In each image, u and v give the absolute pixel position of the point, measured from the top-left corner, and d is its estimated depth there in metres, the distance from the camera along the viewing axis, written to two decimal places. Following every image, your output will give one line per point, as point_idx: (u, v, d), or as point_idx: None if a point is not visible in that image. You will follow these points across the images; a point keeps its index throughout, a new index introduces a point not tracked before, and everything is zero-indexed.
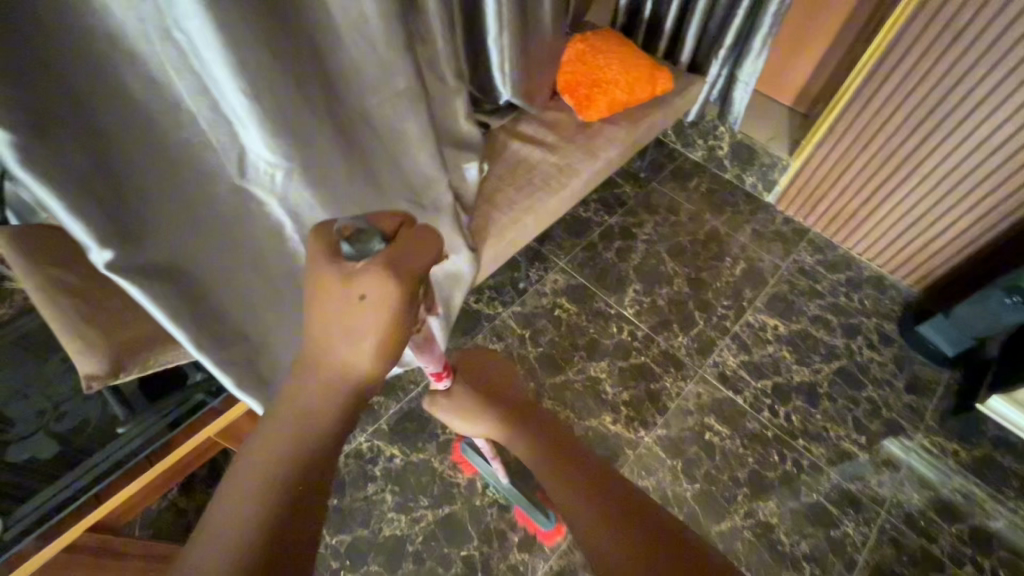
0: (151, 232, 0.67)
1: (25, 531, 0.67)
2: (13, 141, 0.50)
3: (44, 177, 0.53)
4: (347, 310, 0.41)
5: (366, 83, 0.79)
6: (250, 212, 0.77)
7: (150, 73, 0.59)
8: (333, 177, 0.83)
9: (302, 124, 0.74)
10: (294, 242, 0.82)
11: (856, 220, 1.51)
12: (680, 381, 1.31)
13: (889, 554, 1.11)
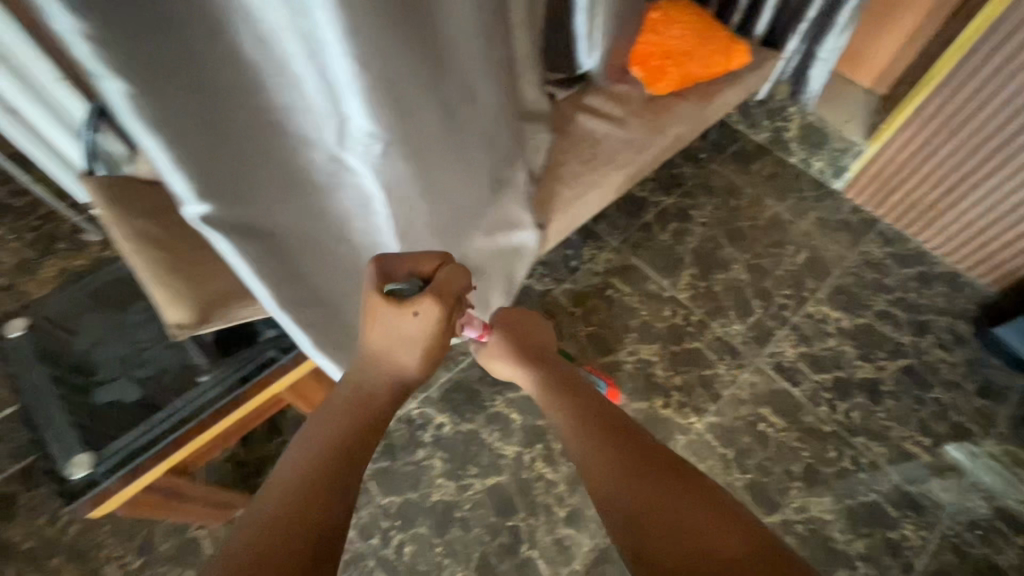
0: (246, 190, 0.66)
1: (115, 468, 0.71)
2: (128, 91, 0.50)
3: (153, 128, 0.53)
4: (400, 328, 0.62)
5: (471, 51, 0.72)
6: (346, 186, 0.72)
7: (262, 32, 0.55)
8: (433, 154, 0.76)
9: (410, 99, 0.67)
10: (383, 225, 0.76)
11: (936, 212, 1.41)
12: (735, 369, 1.27)
13: (949, 560, 1.08)
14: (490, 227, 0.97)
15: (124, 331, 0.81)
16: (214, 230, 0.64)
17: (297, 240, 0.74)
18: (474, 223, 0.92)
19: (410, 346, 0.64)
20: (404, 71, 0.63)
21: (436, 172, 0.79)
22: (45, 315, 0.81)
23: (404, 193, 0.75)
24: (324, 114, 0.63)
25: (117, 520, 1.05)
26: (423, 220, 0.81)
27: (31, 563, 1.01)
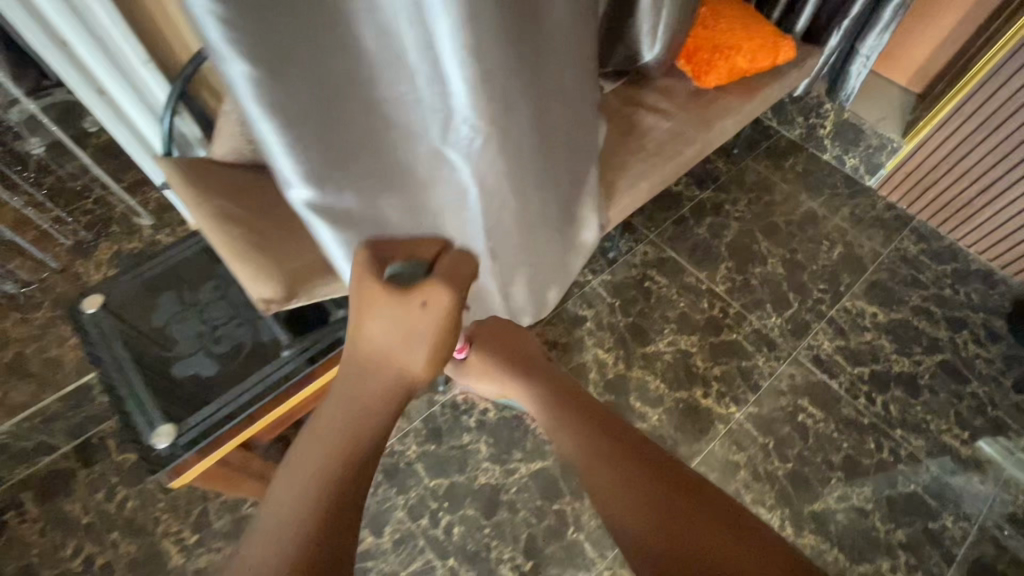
0: (351, 184, 0.63)
1: (191, 441, 0.72)
2: (253, 77, 0.48)
3: (273, 115, 0.52)
4: (406, 323, 0.50)
5: (562, 44, 0.71)
6: (444, 181, 0.71)
7: (384, 24, 0.53)
8: (527, 154, 0.75)
9: (509, 90, 0.65)
10: (473, 216, 0.76)
11: (970, 210, 1.42)
12: (773, 361, 1.29)
13: (988, 550, 1.09)
14: (564, 222, 0.94)
15: (198, 309, 0.84)
16: (316, 218, 0.63)
17: None
18: (553, 226, 0.91)
19: (420, 345, 0.50)
20: (507, 67, 0.63)
21: (525, 169, 0.77)
22: (119, 295, 0.84)
23: (494, 187, 0.74)
24: (434, 106, 0.62)
25: (173, 498, 1.07)
26: (508, 215, 0.80)
27: (90, 537, 1.04)
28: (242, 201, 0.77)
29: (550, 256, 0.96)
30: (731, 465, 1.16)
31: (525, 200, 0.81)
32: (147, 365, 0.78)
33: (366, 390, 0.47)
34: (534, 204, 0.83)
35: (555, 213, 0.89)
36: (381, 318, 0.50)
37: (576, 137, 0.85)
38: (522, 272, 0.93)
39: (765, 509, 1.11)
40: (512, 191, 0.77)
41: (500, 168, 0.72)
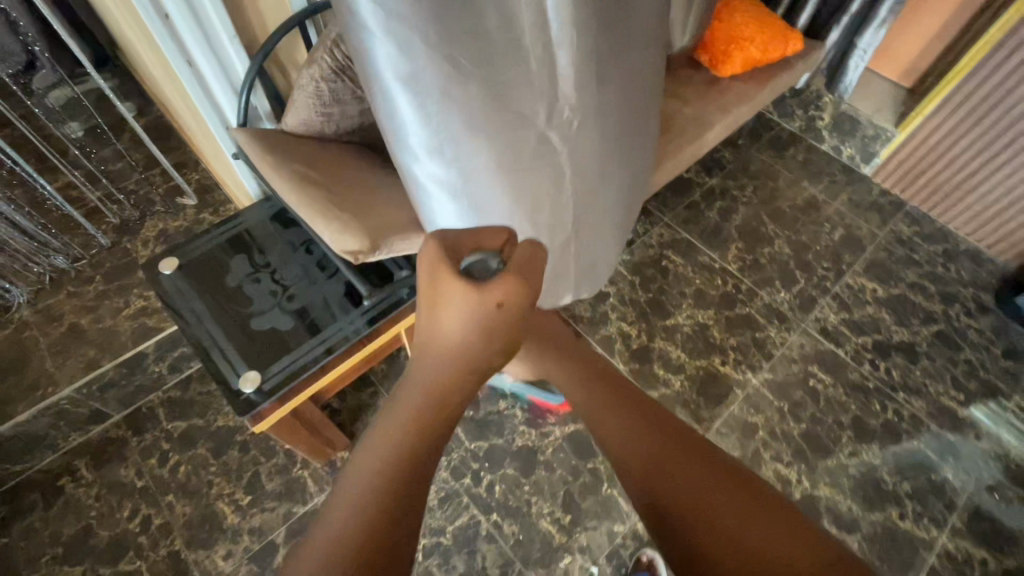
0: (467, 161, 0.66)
1: (272, 389, 0.78)
2: (398, 50, 0.57)
3: (409, 85, 0.59)
4: (481, 318, 0.42)
5: (642, 35, 0.79)
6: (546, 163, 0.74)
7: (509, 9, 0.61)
8: (609, 132, 0.81)
9: (600, 71, 0.73)
10: (566, 197, 0.80)
11: (958, 194, 1.53)
12: (784, 332, 1.38)
13: (985, 498, 1.18)
14: (629, 209, 1.00)
15: (269, 271, 0.90)
16: (433, 182, 0.67)
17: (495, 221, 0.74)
18: (621, 208, 0.95)
19: (495, 342, 0.44)
20: (601, 49, 0.71)
21: (608, 151, 0.83)
22: (192, 256, 0.90)
23: (582, 165, 0.79)
24: (542, 86, 0.68)
25: (224, 462, 1.12)
26: (590, 195, 0.85)
27: (145, 499, 1.07)
28: (317, 167, 0.83)
29: (614, 239, 0.99)
30: (750, 426, 1.24)
31: (604, 179, 0.86)
32: (224, 318, 0.84)
33: (430, 382, 0.41)
34: (610, 184, 0.88)
35: (624, 196, 0.94)
36: (453, 309, 0.43)
37: (645, 125, 0.91)
38: (592, 252, 0.95)
39: (782, 465, 1.19)
40: (596, 170, 0.82)
41: (589, 143, 0.78)
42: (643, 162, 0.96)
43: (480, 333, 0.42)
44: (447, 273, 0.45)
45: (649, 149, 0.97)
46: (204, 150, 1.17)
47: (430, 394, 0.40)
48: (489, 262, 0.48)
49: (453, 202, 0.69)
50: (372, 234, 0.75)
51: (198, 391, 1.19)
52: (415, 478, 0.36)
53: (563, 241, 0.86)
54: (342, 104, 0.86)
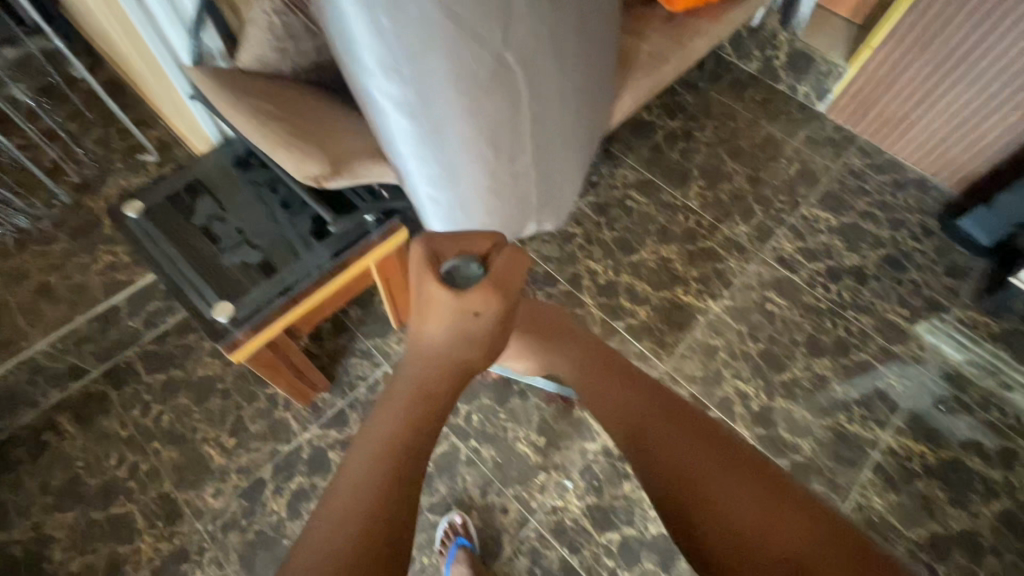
0: (422, 83, 0.69)
1: (244, 319, 0.82)
2: None
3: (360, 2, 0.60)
4: (458, 330, 0.46)
5: None
6: (502, 88, 0.76)
7: None
8: (568, 58, 0.82)
9: None
10: (523, 123, 0.82)
11: (906, 125, 1.59)
12: (743, 262, 1.44)
13: (925, 401, 1.28)
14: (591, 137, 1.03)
15: (235, 210, 0.92)
16: (391, 104, 0.70)
17: (453, 145, 0.78)
18: (581, 138, 0.98)
19: (473, 345, 0.47)
20: None
21: (566, 76, 0.84)
22: (156, 198, 0.91)
23: (539, 91, 0.81)
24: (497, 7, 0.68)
25: (207, 409, 1.14)
26: (550, 122, 0.87)
27: (131, 447, 1.10)
28: (275, 100, 0.84)
29: (575, 169, 1.03)
30: (711, 348, 1.31)
31: (565, 106, 0.88)
32: (192, 256, 0.86)
33: (423, 383, 0.44)
34: (569, 113, 0.90)
35: (584, 127, 0.96)
36: (434, 324, 0.47)
37: (606, 51, 0.92)
38: (555, 180, 0.99)
39: (741, 381, 1.27)
40: (554, 96, 0.84)
41: (546, 68, 0.79)
42: (601, 94, 0.98)
43: (460, 336, 0.47)
44: (431, 279, 0.47)
45: (610, 74, 0.98)
46: (159, 101, 1.16)
47: (424, 397, 0.43)
48: (470, 268, 0.49)
49: (410, 122, 0.72)
50: (331, 160, 0.78)
51: (176, 344, 1.21)
52: (416, 471, 0.39)
53: (523, 166, 0.89)
54: (296, 38, 0.86)
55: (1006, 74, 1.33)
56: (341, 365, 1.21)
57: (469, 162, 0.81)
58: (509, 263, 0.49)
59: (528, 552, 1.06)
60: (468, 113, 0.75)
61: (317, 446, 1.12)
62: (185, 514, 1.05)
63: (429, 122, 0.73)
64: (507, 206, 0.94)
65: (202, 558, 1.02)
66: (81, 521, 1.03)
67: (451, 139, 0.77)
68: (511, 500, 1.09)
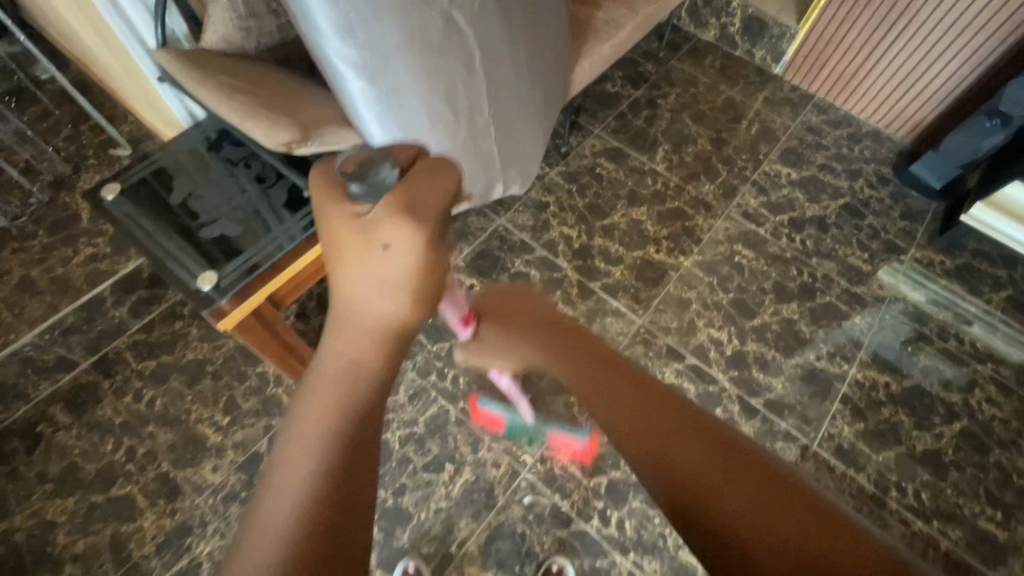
0: (381, 46, 0.73)
1: (227, 287, 0.86)
2: None
3: None
4: (370, 273, 0.37)
5: None
6: (452, 48, 0.83)
7: None
8: (509, 19, 0.92)
9: None
10: (475, 82, 0.90)
11: (856, 80, 1.66)
12: (711, 218, 1.50)
13: (887, 336, 1.35)
14: (544, 100, 1.11)
15: (212, 189, 0.96)
16: (353, 73, 0.73)
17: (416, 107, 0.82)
18: (531, 100, 1.06)
19: (398, 290, 0.37)
20: None
21: (509, 36, 0.93)
22: (134, 181, 0.94)
23: (487, 50, 0.89)
24: None
25: (199, 391, 1.17)
26: (500, 80, 0.95)
27: (126, 432, 1.12)
28: (244, 78, 0.87)
29: (531, 131, 1.11)
30: (685, 301, 1.37)
31: (509, 68, 0.96)
32: (175, 233, 0.90)
33: (347, 359, 0.35)
34: (518, 73, 0.99)
35: (533, 84, 1.04)
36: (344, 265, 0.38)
37: (544, 15, 1.02)
38: (513, 141, 1.07)
39: (715, 329, 1.33)
40: (500, 55, 0.93)
41: (489, 27, 0.88)
42: (545, 52, 1.05)
43: (374, 281, 0.37)
44: (335, 205, 0.41)
45: (554, 40, 1.08)
46: (128, 93, 1.17)
47: (353, 371, 0.35)
48: (383, 174, 0.42)
49: (374, 89, 0.76)
50: (301, 127, 0.81)
51: (164, 333, 1.21)
52: (360, 466, 0.32)
53: (480, 126, 0.96)
54: (259, 16, 0.90)
55: (946, 22, 1.39)
56: None
57: (433, 125, 0.87)
58: (423, 179, 0.41)
59: (520, 501, 1.09)
60: (427, 73, 0.81)
61: None
62: (185, 491, 1.07)
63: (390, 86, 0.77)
64: (473, 169, 1.01)
65: (205, 530, 1.05)
66: (82, 505, 1.05)
67: (414, 102, 0.82)
68: (501, 454, 1.13)
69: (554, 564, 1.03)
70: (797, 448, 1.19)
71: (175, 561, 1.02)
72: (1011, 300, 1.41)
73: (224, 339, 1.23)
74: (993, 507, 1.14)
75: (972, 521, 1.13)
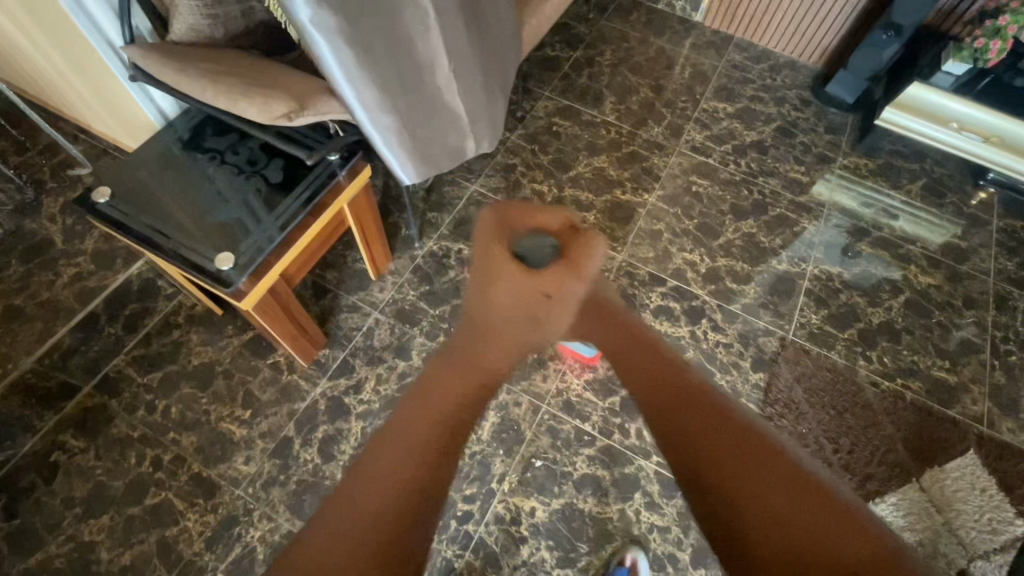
0: (354, 22, 0.77)
1: (243, 266, 0.89)
2: None
3: None
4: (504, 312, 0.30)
5: None
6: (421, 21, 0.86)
7: None
8: None
9: None
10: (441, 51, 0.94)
11: (767, 17, 1.83)
12: (665, 156, 1.63)
13: (833, 234, 1.52)
14: (502, 61, 1.15)
15: (202, 181, 0.99)
16: (322, 34, 0.74)
17: (387, 78, 0.86)
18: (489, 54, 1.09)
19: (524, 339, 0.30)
20: None
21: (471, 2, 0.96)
22: (126, 186, 0.97)
23: (453, 20, 0.92)
24: None
25: (214, 391, 1.17)
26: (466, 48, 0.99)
27: (147, 444, 1.11)
28: (221, 63, 0.90)
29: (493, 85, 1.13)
30: (656, 232, 1.48)
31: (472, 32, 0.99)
32: (181, 227, 0.93)
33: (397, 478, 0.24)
34: (478, 39, 1.03)
35: (490, 48, 1.09)
36: (495, 296, 0.29)
37: None
38: (479, 96, 1.09)
39: (687, 252, 1.45)
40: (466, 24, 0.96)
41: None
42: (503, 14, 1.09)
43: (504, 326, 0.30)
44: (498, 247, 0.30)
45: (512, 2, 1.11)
46: (79, 108, 1.15)
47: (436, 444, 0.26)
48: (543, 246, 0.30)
49: (349, 56, 0.79)
50: (295, 98, 0.85)
51: (162, 343, 1.20)
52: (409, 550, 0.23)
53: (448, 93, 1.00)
54: (225, 3, 0.92)
55: None
56: (333, 321, 1.27)
57: (403, 86, 0.90)
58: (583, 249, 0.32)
59: (546, 431, 1.18)
60: (396, 45, 0.85)
61: (332, 396, 1.19)
62: (222, 485, 1.09)
63: (364, 58, 0.81)
64: (443, 130, 1.05)
65: (251, 517, 1.06)
66: (119, 519, 1.04)
67: (385, 73, 0.86)
68: (521, 393, 1.20)
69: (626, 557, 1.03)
70: (777, 339, 1.33)
71: (227, 551, 1.04)
72: (926, 188, 1.62)
73: (227, 339, 1.23)
74: (942, 358, 1.33)
75: (928, 372, 1.31)
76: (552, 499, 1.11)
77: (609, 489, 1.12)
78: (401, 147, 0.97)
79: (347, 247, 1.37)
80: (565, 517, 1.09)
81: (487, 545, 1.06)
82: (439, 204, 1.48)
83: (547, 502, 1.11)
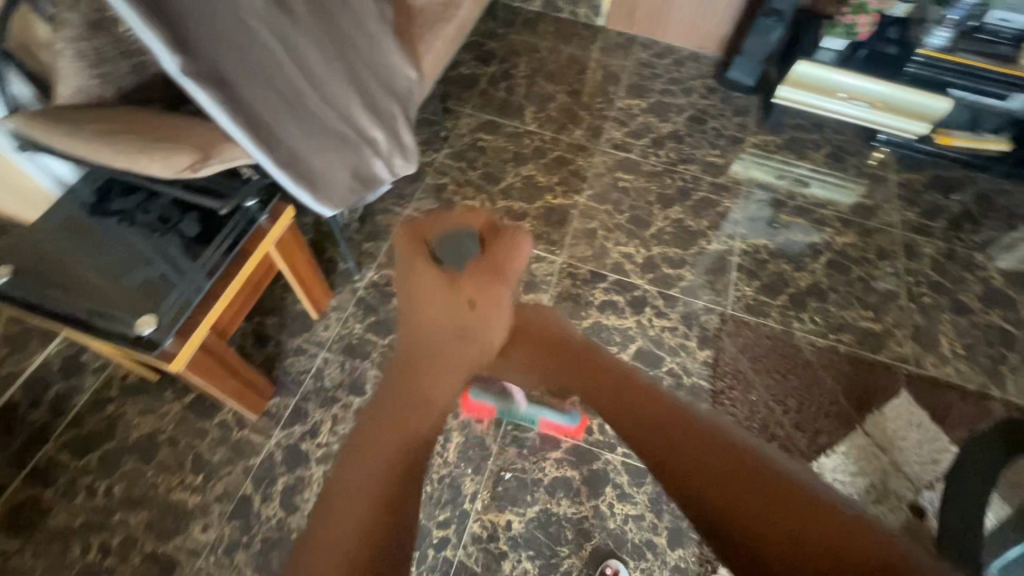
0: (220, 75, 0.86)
1: (168, 327, 0.85)
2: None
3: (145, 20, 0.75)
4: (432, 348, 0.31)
5: None
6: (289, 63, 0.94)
7: None
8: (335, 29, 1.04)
9: None
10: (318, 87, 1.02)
11: (664, 16, 1.93)
12: (589, 157, 1.69)
13: (754, 209, 1.61)
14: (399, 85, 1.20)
15: (112, 244, 0.95)
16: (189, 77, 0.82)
17: (266, 118, 0.95)
18: (376, 79, 1.14)
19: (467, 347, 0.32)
20: None
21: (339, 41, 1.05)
22: (27, 262, 0.91)
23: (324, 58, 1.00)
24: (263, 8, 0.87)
25: (159, 461, 1.11)
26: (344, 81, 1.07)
27: (91, 530, 1.04)
28: (115, 119, 0.87)
29: (390, 104, 1.19)
30: (591, 230, 1.53)
31: (346, 66, 1.07)
32: (94, 295, 0.88)
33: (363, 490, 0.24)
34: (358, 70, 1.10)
35: (378, 77, 1.15)
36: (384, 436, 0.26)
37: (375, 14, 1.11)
38: (375, 118, 1.15)
39: (623, 246, 1.50)
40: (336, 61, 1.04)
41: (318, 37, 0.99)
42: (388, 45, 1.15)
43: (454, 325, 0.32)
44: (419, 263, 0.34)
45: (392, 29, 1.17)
46: None
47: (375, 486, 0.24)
48: (466, 245, 0.34)
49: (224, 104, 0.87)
50: (199, 149, 0.86)
51: (96, 421, 1.14)
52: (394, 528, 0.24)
53: (337, 124, 1.08)
54: (112, 60, 0.90)
55: None
56: (279, 368, 1.23)
57: (287, 124, 0.98)
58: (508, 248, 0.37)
59: (511, 442, 1.18)
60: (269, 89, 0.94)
61: (288, 444, 1.15)
62: (180, 560, 1.03)
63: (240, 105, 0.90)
64: (343, 158, 1.12)
65: None
66: None
67: (265, 115, 0.94)
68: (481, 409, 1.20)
69: (609, 567, 1.04)
70: (717, 316, 1.39)
71: None
72: (829, 155, 1.75)
73: (167, 404, 1.17)
74: (866, 310, 1.43)
75: (856, 324, 1.40)
76: (527, 510, 1.11)
77: (580, 488, 1.14)
78: (305, 179, 1.04)
79: (285, 290, 1.34)
80: (542, 524, 1.10)
81: (468, 567, 1.05)
82: (375, 234, 1.47)
83: (522, 512, 1.11)
